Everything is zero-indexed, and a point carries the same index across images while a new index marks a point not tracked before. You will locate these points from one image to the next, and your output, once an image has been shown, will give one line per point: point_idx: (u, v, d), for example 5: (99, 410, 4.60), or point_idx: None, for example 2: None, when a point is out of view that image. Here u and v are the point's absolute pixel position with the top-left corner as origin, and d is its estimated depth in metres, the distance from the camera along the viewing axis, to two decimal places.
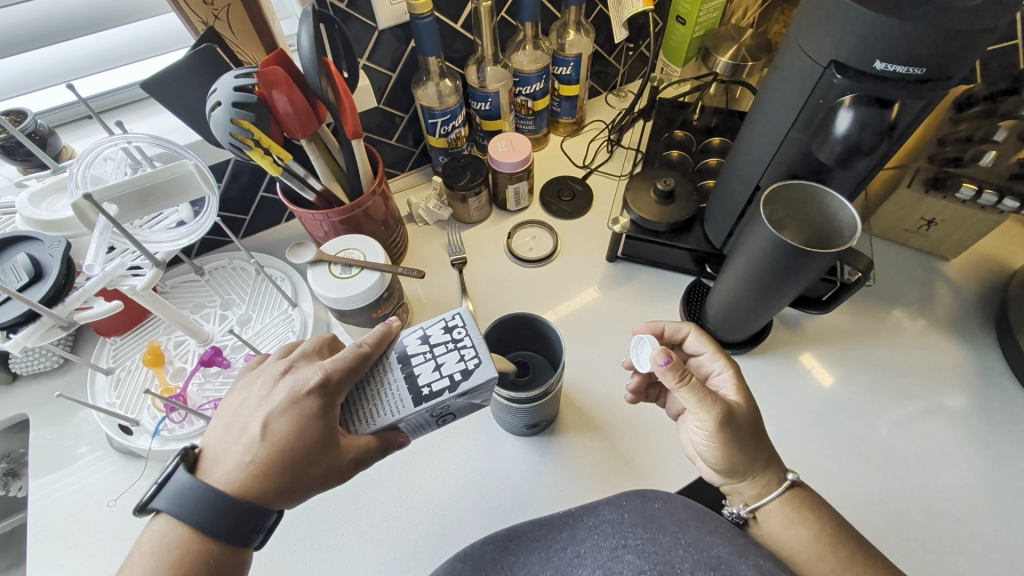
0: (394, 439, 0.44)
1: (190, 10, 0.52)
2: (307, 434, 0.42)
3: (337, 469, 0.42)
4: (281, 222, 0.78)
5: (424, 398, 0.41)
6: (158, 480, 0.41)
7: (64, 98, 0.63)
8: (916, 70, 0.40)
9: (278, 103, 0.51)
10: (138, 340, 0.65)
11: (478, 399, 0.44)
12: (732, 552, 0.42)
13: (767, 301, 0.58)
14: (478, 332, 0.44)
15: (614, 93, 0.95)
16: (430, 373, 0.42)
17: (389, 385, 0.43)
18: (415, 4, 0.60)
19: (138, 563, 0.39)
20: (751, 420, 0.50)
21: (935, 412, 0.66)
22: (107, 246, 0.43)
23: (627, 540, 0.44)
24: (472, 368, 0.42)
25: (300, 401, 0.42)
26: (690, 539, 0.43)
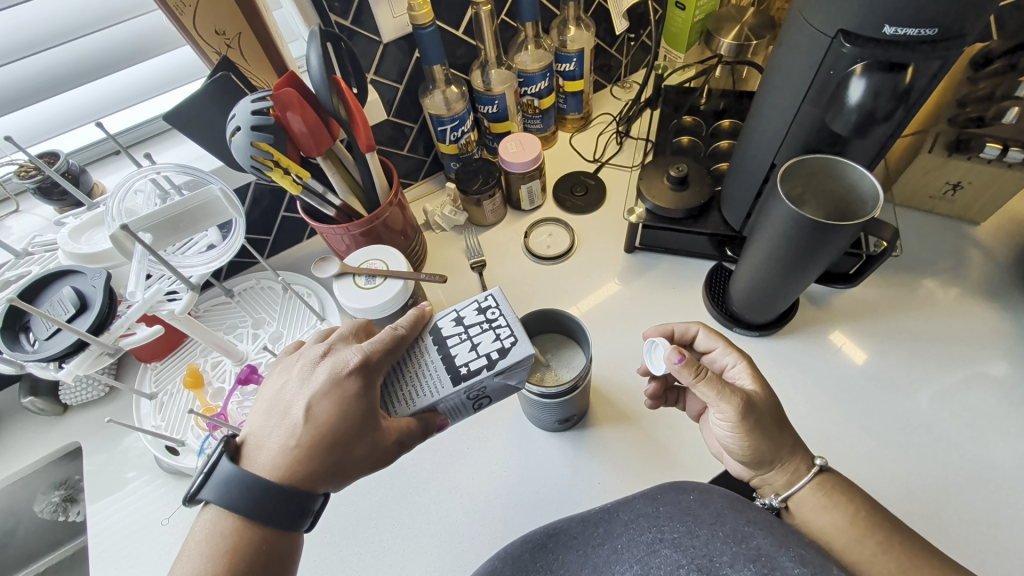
0: (433, 422, 0.45)
1: (204, 42, 0.54)
2: (347, 414, 0.42)
3: (380, 451, 0.43)
4: (303, 239, 0.80)
5: (462, 377, 0.43)
6: (205, 469, 0.42)
7: (94, 136, 0.66)
8: (928, 31, 0.40)
9: (293, 123, 0.54)
10: (177, 363, 0.68)
11: (514, 381, 0.45)
12: (772, 544, 0.42)
13: (792, 278, 0.57)
14: (511, 313, 0.45)
15: (619, 85, 0.95)
16: (468, 353, 0.44)
17: (428, 366, 0.44)
18: (417, 15, 0.61)
19: (193, 552, 0.40)
20: (772, 407, 0.50)
21: (975, 380, 0.64)
22: (146, 273, 0.45)
23: (663, 534, 0.44)
24: (509, 347, 0.43)
25: (342, 382, 0.43)
26: (728, 531, 0.43)
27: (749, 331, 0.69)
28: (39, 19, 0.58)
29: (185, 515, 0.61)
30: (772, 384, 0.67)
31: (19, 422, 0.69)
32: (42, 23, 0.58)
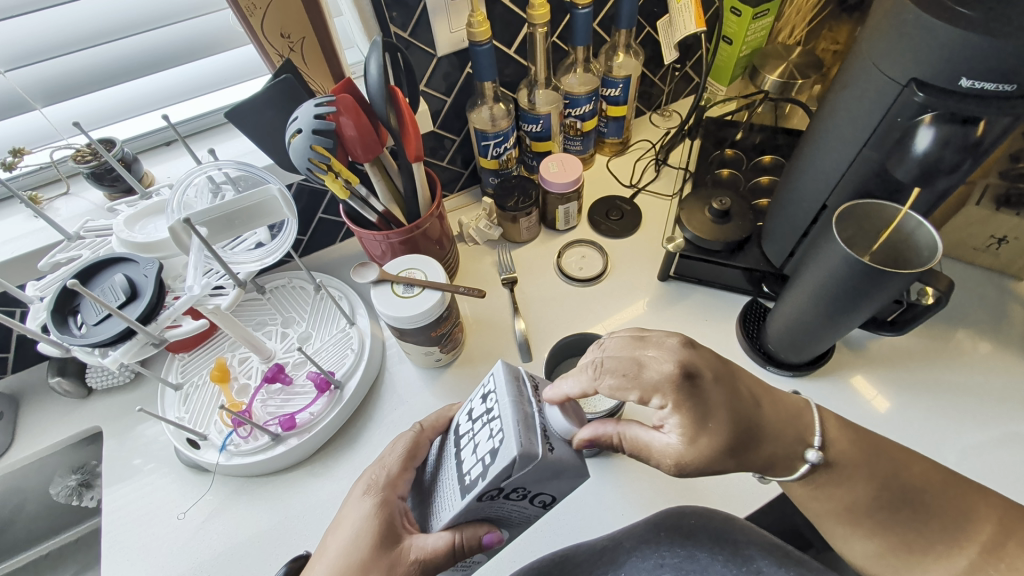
0: (474, 538, 0.46)
1: (269, 43, 0.55)
2: (370, 529, 0.47)
3: (399, 566, 0.45)
4: (337, 241, 0.81)
5: (466, 489, 0.42)
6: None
7: (154, 125, 0.67)
8: (1007, 87, 0.39)
9: (345, 128, 0.54)
10: (205, 356, 0.68)
11: (538, 474, 0.41)
12: (771, 565, 0.50)
13: (838, 321, 0.56)
14: (510, 402, 0.43)
15: (659, 113, 0.95)
16: (472, 458, 0.43)
17: (449, 473, 0.46)
18: (475, 32, 0.62)
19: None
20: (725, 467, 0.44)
21: (1013, 440, 0.62)
22: (200, 267, 0.46)
23: (663, 560, 0.52)
24: (499, 448, 0.40)
25: (359, 503, 0.49)
26: (725, 556, 0.51)
27: (783, 371, 0.67)
28: (109, 10, 0.59)
29: (200, 510, 0.61)
30: None
31: (43, 401, 0.69)
32: (113, 14, 0.59)
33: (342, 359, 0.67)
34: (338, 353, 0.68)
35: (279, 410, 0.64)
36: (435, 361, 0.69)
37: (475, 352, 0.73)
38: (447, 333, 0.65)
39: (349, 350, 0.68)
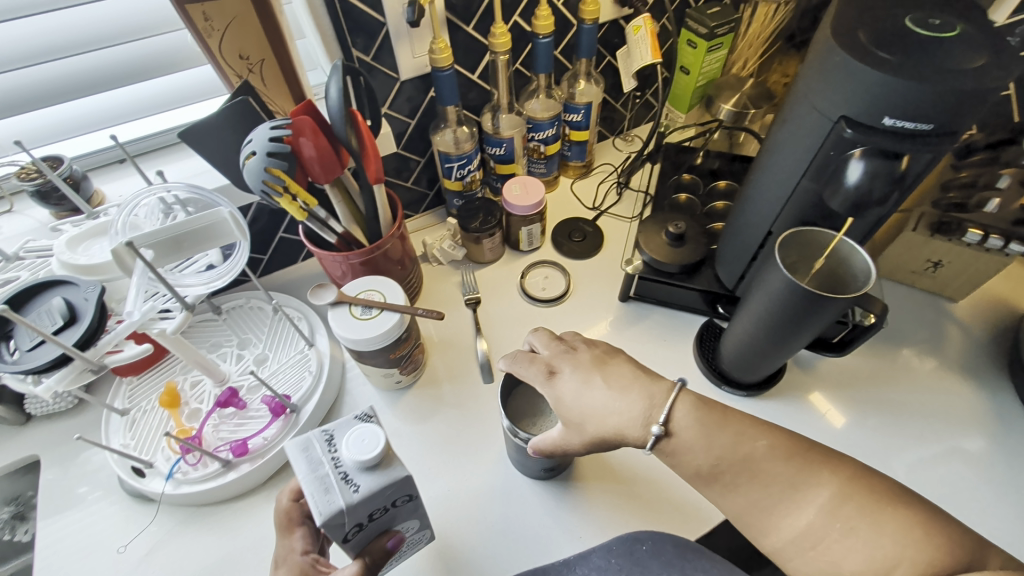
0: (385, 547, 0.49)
1: (227, 65, 0.55)
2: None
3: None
4: (298, 260, 0.80)
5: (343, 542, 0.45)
6: None
7: (100, 143, 0.66)
8: (924, 125, 0.43)
9: (304, 149, 0.54)
10: (154, 380, 0.66)
11: (372, 505, 0.43)
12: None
13: (784, 342, 0.58)
14: (301, 471, 0.43)
15: (621, 138, 0.98)
16: None
17: None
18: (437, 58, 0.63)
19: None
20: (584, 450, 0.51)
21: (953, 455, 0.65)
22: (145, 290, 0.44)
23: None
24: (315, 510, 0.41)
25: None
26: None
27: (738, 391, 0.69)
28: (60, 27, 0.58)
29: (144, 542, 0.58)
30: None
31: None
32: (65, 31, 0.58)
33: (299, 382, 0.66)
34: (294, 376, 0.67)
35: (231, 435, 0.62)
36: (395, 383, 0.68)
37: (437, 373, 0.73)
38: (407, 355, 0.65)
39: (307, 373, 0.67)
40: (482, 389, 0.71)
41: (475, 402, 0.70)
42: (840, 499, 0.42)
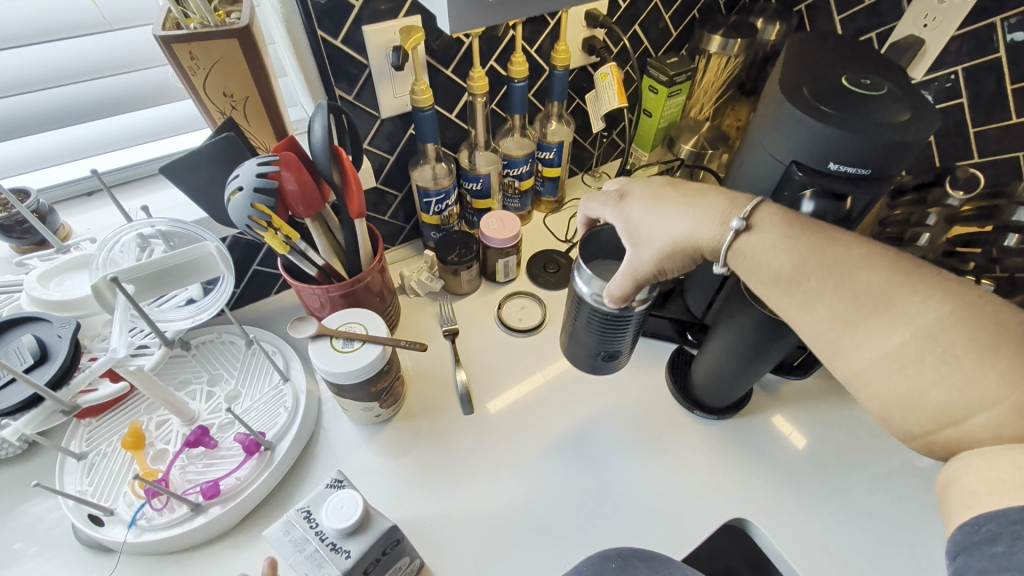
0: None
1: (210, 102, 0.56)
2: None
3: None
4: (272, 293, 0.79)
5: None
6: None
7: (75, 174, 0.67)
8: (863, 170, 0.48)
9: (286, 184, 0.54)
10: (116, 421, 0.63)
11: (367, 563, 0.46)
12: None
13: (751, 367, 0.61)
14: (288, 555, 0.45)
15: (590, 174, 1.04)
16: None
17: None
18: (417, 98, 0.66)
19: None
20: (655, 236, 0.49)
21: (908, 470, 0.69)
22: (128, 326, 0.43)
23: None
24: None
25: None
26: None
27: (709, 415, 0.72)
28: (40, 62, 0.59)
29: None
30: (729, 468, 0.68)
31: None
32: (44, 66, 0.59)
33: (274, 418, 0.64)
34: (269, 412, 0.65)
35: (200, 476, 0.59)
36: (374, 417, 0.68)
37: (416, 405, 0.73)
38: (387, 388, 0.64)
39: (283, 409, 0.65)
40: (461, 420, 0.71)
41: (454, 434, 0.70)
42: (950, 322, 0.37)
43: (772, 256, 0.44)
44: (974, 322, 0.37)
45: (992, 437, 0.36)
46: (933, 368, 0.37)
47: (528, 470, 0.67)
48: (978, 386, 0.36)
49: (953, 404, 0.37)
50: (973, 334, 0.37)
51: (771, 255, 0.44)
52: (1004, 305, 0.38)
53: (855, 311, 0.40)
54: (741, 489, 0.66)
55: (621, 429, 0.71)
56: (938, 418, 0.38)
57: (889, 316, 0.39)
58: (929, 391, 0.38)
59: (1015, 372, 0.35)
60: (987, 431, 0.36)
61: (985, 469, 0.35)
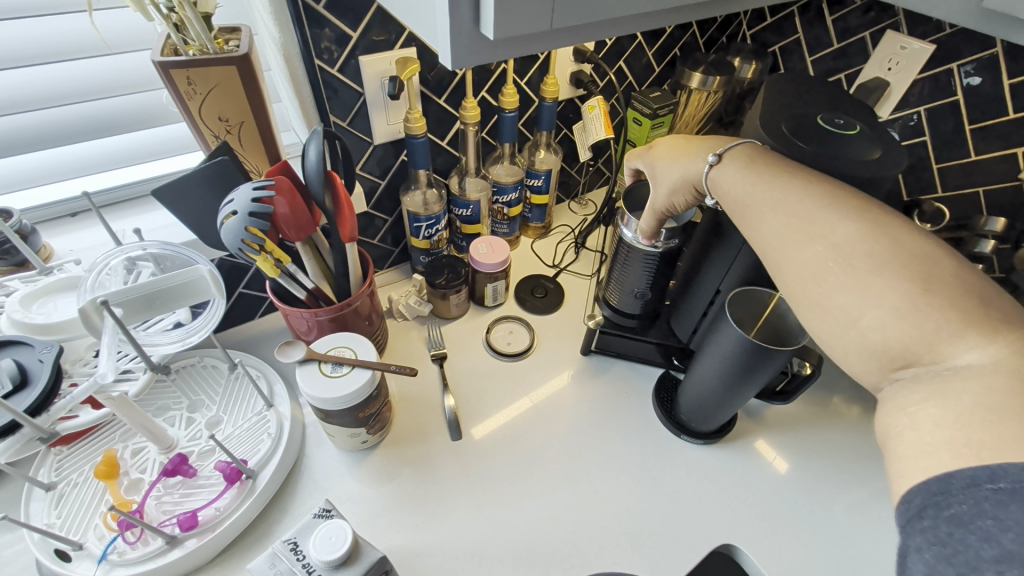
0: None
1: (205, 126, 0.56)
2: None
3: None
4: (256, 316, 0.78)
5: None
6: None
7: (63, 195, 0.65)
8: None
9: (278, 208, 0.54)
10: (89, 449, 0.60)
11: None
12: None
13: (736, 392, 0.62)
14: None
15: (576, 201, 1.06)
16: None
17: None
18: (411, 126, 0.67)
19: None
20: (670, 144, 0.61)
21: (885, 494, 0.71)
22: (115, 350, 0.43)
23: None
24: None
25: None
26: None
27: (695, 439, 0.72)
28: (31, 83, 0.58)
29: None
30: (714, 493, 0.69)
31: None
32: (35, 86, 0.59)
33: (257, 446, 0.63)
34: (251, 439, 0.63)
35: (176, 508, 0.57)
36: (361, 443, 0.66)
37: (402, 431, 0.72)
38: (375, 414, 0.64)
39: (266, 436, 0.64)
40: (448, 446, 0.71)
41: (442, 461, 0.69)
42: (858, 239, 0.40)
43: (727, 192, 0.51)
44: (887, 241, 0.39)
45: (880, 338, 0.38)
46: (835, 277, 0.40)
47: (517, 498, 0.66)
48: (864, 291, 0.38)
49: (851, 309, 0.39)
50: (882, 247, 0.39)
51: (731, 183, 0.50)
52: (939, 250, 0.39)
53: (785, 237, 0.44)
54: (727, 513, 0.67)
55: (609, 455, 0.71)
56: (840, 328, 0.40)
57: (811, 231, 0.43)
58: (832, 296, 0.40)
59: (902, 282, 0.37)
60: (877, 332, 0.38)
61: (910, 429, 0.36)
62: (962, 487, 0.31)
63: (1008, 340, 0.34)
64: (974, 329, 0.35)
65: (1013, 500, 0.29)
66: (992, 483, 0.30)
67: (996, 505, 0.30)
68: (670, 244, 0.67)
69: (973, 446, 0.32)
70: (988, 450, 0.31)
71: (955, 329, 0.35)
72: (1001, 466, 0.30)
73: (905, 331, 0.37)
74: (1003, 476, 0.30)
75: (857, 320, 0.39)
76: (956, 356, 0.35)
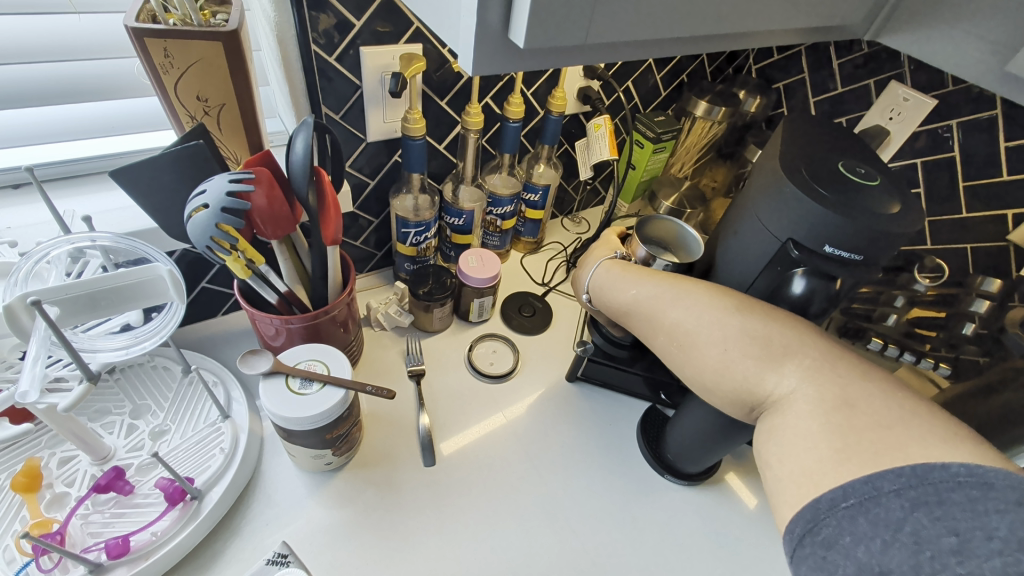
0: None
1: (180, 103, 0.50)
2: None
3: None
4: (219, 314, 0.71)
5: None
6: None
7: (6, 161, 0.58)
8: (857, 256, 0.48)
9: (254, 200, 0.49)
10: (11, 457, 0.53)
11: None
12: None
13: (728, 438, 0.60)
14: None
15: (570, 218, 1.03)
16: None
17: None
18: (410, 127, 0.62)
19: None
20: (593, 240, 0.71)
21: None
22: (43, 356, 0.38)
23: None
24: None
25: None
26: None
27: (679, 480, 0.69)
28: None
29: None
30: (692, 536, 0.65)
31: None
32: None
33: (206, 461, 0.56)
34: (200, 452, 0.57)
35: (105, 531, 0.50)
36: (324, 464, 0.61)
37: (371, 452, 0.66)
38: (344, 435, 0.58)
39: (217, 451, 0.57)
40: (420, 473, 0.65)
41: (411, 489, 0.63)
42: (705, 313, 0.50)
43: (614, 266, 0.63)
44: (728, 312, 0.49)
45: (729, 385, 0.47)
46: (680, 340, 0.51)
47: (486, 535, 0.61)
48: (700, 355, 0.49)
49: (718, 368, 0.48)
50: (716, 316, 0.49)
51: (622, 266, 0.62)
52: (784, 321, 0.47)
53: (645, 307, 0.56)
54: (705, 560, 0.63)
55: (588, 490, 0.67)
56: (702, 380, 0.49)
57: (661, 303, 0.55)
58: (695, 353, 0.50)
59: (725, 340, 0.47)
60: (726, 382, 0.47)
61: (791, 455, 0.40)
62: (826, 508, 0.37)
63: (806, 367, 0.43)
64: (792, 370, 0.44)
65: (861, 514, 0.35)
66: (845, 501, 0.36)
67: (849, 520, 0.35)
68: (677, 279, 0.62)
69: (840, 466, 0.37)
70: (845, 468, 0.37)
71: (764, 368, 0.45)
72: (852, 484, 0.36)
73: (738, 377, 0.46)
74: (852, 493, 0.36)
75: (699, 376, 0.50)
76: (777, 389, 0.44)
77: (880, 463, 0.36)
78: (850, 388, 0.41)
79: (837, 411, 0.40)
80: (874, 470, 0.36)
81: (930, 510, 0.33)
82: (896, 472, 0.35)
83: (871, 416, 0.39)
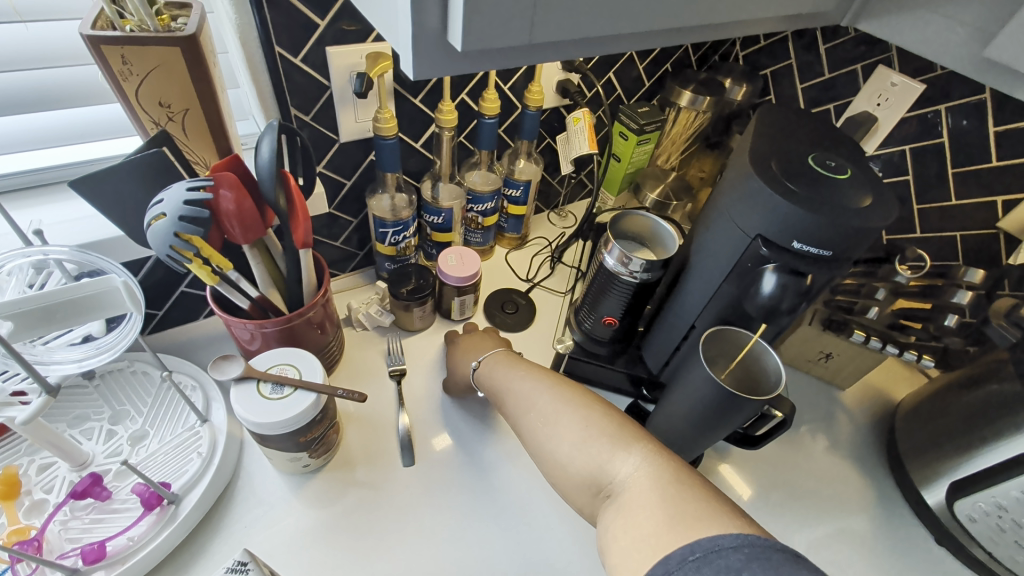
0: None
1: (143, 110, 0.50)
2: None
3: None
4: (199, 318, 0.72)
5: None
6: None
7: None
8: (826, 251, 0.48)
9: (222, 202, 0.49)
10: None
11: None
12: None
13: (703, 434, 0.60)
14: None
15: (556, 212, 1.02)
16: None
17: None
18: (381, 126, 0.62)
19: None
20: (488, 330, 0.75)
21: (843, 535, 0.68)
22: None
23: None
24: None
25: None
26: None
27: None
28: None
29: None
30: None
31: None
32: None
33: (183, 465, 0.57)
34: (176, 456, 0.57)
35: (83, 536, 0.51)
36: (302, 466, 0.61)
37: (350, 452, 0.66)
38: (319, 437, 0.58)
39: (195, 455, 0.58)
40: (400, 473, 0.65)
41: (386, 488, 0.63)
42: (567, 401, 0.53)
43: (496, 357, 0.65)
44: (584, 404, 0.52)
45: (578, 466, 0.48)
46: (543, 426, 0.52)
47: (460, 532, 0.61)
48: (559, 440, 0.50)
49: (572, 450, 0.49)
50: (576, 408, 0.52)
51: (503, 356, 0.65)
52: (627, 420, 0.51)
53: (518, 395, 0.58)
54: None
55: None
56: (556, 466, 0.50)
57: (533, 390, 0.57)
58: (553, 435, 0.51)
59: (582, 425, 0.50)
60: (576, 466, 0.49)
61: (638, 523, 0.41)
62: (677, 560, 0.37)
63: (647, 451, 0.47)
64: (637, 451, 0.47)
65: (704, 565, 0.36)
66: (691, 555, 0.37)
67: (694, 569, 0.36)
68: (649, 276, 0.62)
69: (681, 528, 0.39)
70: (679, 532, 0.39)
71: (616, 448, 0.47)
72: (697, 540, 0.38)
73: (587, 461, 0.48)
74: (697, 548, 0.37)
75: (560, 461, 0.50)
76: (622, 470, 0.46)
77: (713, 528, 0.38)
78: (680, 470, 0.45)
79: (670, 485, 0.43)
80: (714, 530, 0.38)
81: (762, 564, 0.35)
82: (728, 533, 0.38)
83: (696, 491, 0.42)
